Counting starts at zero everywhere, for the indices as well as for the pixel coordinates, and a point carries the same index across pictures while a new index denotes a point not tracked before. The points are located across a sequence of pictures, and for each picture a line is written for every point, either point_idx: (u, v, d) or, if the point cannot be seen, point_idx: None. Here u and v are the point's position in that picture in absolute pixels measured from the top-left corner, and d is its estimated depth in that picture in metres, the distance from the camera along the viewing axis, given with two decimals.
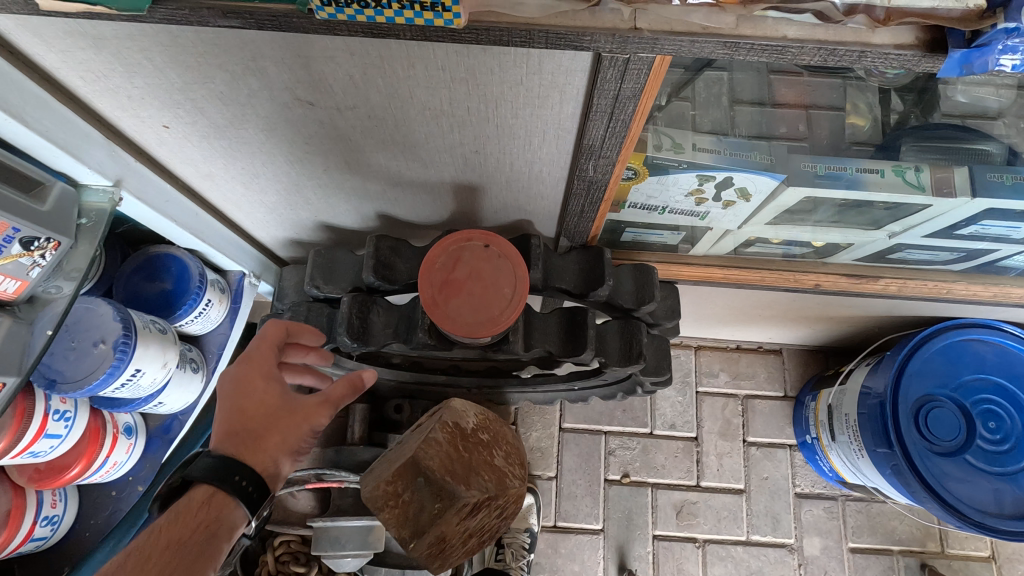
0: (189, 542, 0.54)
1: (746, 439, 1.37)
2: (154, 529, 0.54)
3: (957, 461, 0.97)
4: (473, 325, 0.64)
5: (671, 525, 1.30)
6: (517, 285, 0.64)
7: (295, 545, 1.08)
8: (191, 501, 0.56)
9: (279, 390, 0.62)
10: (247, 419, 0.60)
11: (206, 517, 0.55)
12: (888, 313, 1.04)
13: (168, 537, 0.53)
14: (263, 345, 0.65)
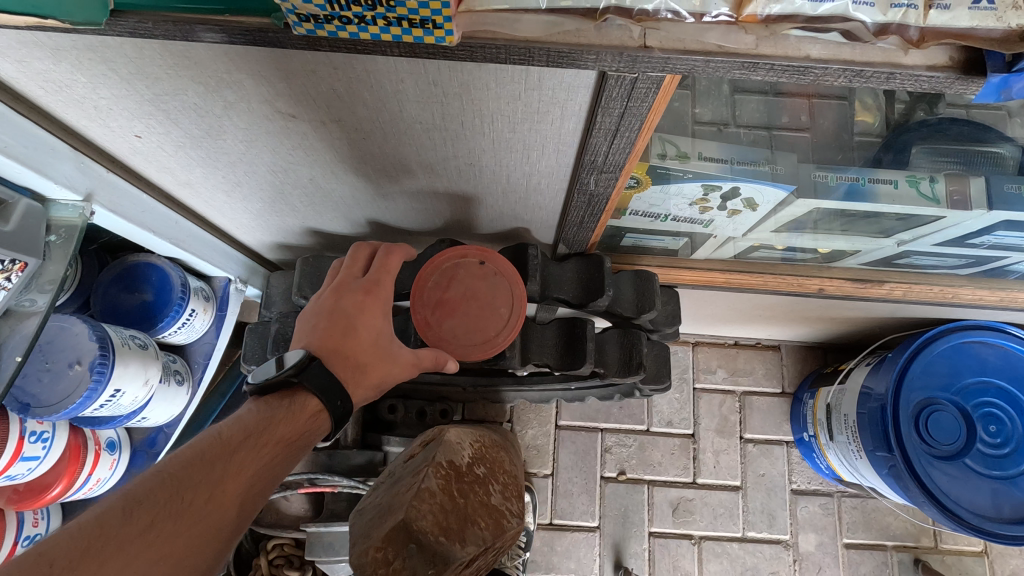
0: (299, 442, 0.54)
1: (743, 435, 1.36)
2: (271, 416, 0.54)
3: (957, 465, 0.97)
4: (469, 346, 0.66)
5: (667, 522, 1.30)
6: (514, 304, 0.66)
7: (288, 549, 1.07)
8: (306, 404, 0.56)
9: (388, 332, 0.63)
10: (361, 348, 0.60)
11: (314, 426, 0.56)
12: (890, 315, 1.02)
13: (283, 431, 0.53)
14: (384, 285, 0.64)
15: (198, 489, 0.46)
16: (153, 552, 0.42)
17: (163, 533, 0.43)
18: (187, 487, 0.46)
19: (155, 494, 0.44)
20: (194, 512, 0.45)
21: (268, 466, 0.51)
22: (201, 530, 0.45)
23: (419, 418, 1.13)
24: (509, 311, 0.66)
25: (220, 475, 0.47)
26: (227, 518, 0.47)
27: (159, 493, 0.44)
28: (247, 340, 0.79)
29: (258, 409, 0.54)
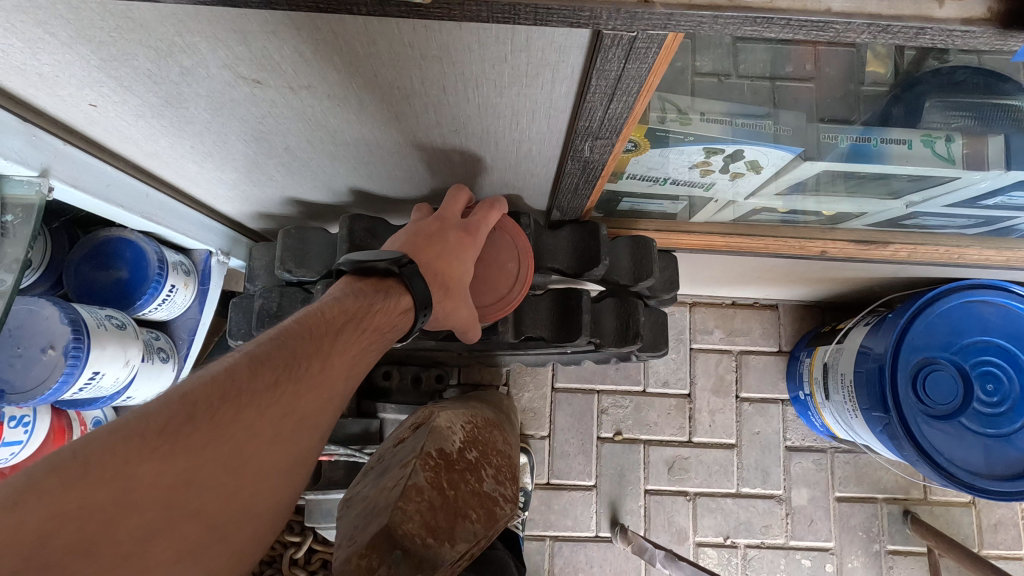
0: (387, 334, 0.56)
1: (739, 394, 1.36)
2: (367, 303, 0.54)
3: (952, 423, 0.97)
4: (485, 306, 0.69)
5: (662, 480, 1.32)
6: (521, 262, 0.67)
7: (289, 515, 1.07)
8: (397, 301, 0.57)
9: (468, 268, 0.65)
10: (446, 278, 0.63)
11: (404, 322, 0.58)
12: (893, 275, 1.00)
13: (376, 323, 0.54)
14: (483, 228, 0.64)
15: (312, 361, 0.47)
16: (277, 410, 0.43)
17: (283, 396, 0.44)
18: (301, 356, 0.46)
19: (275, 357, 0.45)
20: (309, 381, 0.46)
21: (363, 353, 0.53)
22: (313, 397, 0.46)
23: (414, 385, 1.12)
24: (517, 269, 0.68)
25: (329, 351, 0.48)
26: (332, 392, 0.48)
27: (278, 356, 0.45)
28: (231, 315, 0.76)
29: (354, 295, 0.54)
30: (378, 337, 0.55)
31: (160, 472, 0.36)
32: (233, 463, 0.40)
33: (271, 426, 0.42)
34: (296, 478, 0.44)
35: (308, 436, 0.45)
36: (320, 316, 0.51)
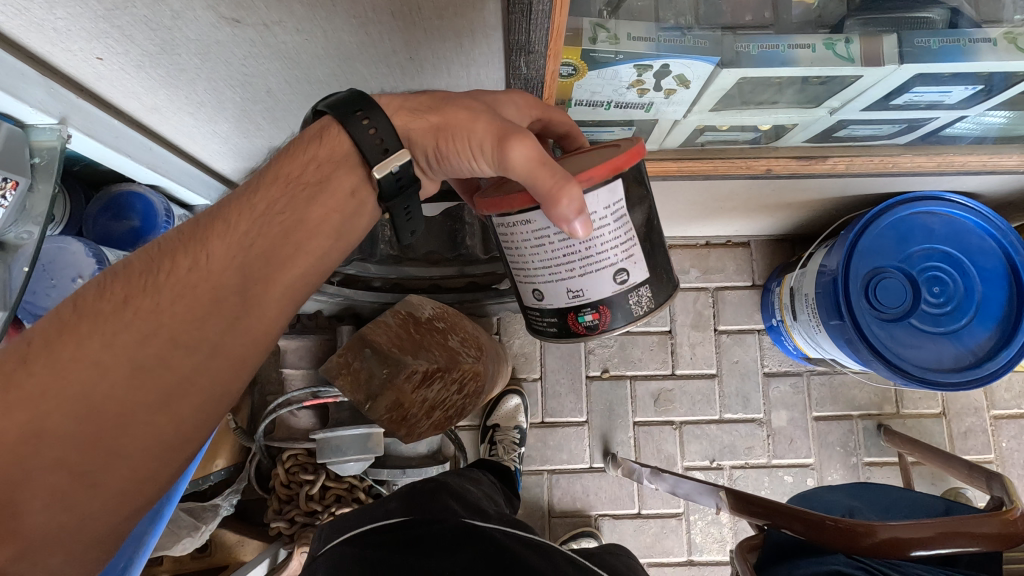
0: (333, 172, 0.53)
1: (717, 328, 1.45)
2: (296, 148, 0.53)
3: (904, 325, 1.05)
4: (584, 168, 0.56)
5: (649, 411, 1.41)
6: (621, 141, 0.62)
7: (302, 458, 1.17)
8: (333, 132, 0.53)
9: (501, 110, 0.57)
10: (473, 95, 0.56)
11: (343, 147, 0.54)
12: (842, 194, 1.08)
13: (311, 165, 0.53)
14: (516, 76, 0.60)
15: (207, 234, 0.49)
16: (178, 291, 0.48)
17: (186, 277, 0.49)
18: (232, 220, 0.51)
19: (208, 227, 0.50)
20: (211, 257, 0.49)
21: (303, 205, 0.52)
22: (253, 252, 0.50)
23: None
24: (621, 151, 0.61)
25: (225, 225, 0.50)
26: (244, 260, 0.50)
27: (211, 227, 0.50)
28: None
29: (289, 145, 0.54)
30: (318, 182, 0.53)
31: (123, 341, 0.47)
32: (148, 350, 0.47)
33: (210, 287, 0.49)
34: (250, 331, 0.51)
35: (241, 294, 0.50)
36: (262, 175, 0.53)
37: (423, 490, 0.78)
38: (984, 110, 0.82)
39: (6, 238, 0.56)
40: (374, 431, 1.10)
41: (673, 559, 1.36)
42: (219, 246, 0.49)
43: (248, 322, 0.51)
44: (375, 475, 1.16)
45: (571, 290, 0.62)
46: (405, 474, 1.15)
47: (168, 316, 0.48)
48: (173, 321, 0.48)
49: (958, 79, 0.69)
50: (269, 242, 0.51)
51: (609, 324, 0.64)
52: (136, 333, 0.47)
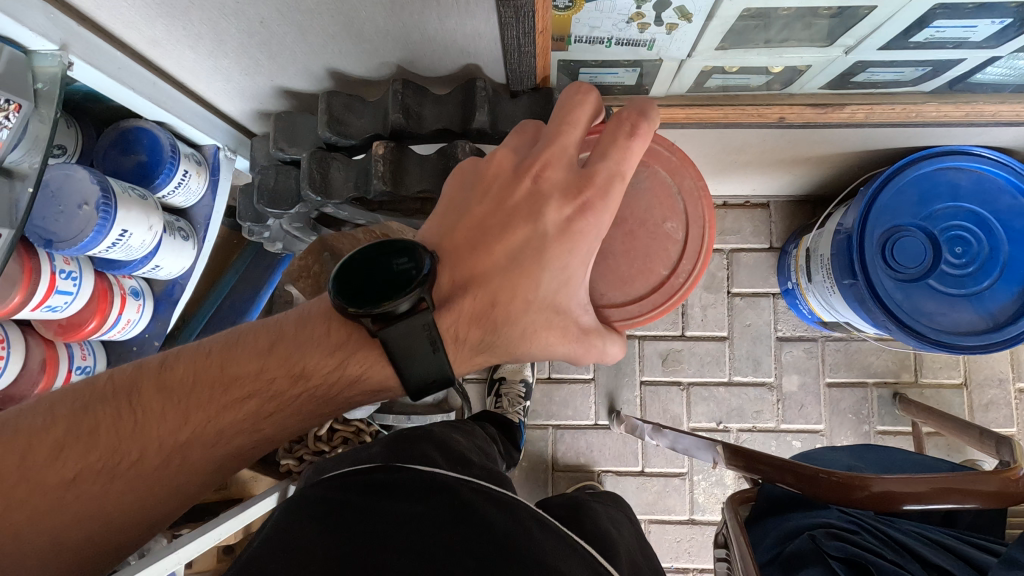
0: (331, 404, 0.64)
1: (731, 290, 1.42)
2: (298, 355, 0.62)
3: (922, 287, 1.01)
4: (642, 303, 0.67)
5: (657, 371, 1.41)
6: (692, 220, 0.67)
7: None
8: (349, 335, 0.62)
9: (569, 274, 0.63)
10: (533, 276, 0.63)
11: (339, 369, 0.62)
12: (864, 148, 1.03)
13: (317, 403, 0.63)
14: (589, 231, 0.61)
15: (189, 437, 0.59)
16: (146, 479, 0.59)
17: (163, 467, 0.59)
18: (211, 414, 0.60)
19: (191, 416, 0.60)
20: (194, 461, 0.60)
21: (284, 430, 0.64)
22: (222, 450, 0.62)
23: None
24: (686, 230, 0.68)
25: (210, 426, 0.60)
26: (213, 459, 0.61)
27: (191, 417, 0.60)
28: (239, 200, 0.88)
29: (305, 346, 0.62)
30: (314, 416, 0.65)
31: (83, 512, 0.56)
32: (102, 522, 0.58)
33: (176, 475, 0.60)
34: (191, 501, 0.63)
35: (197, 479, 0.61)
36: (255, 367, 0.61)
37: (414, 439, 0.79)
38: (1017, 51, 0.76)
39: (18, 167, 0.59)
40: None
41: (675, 517, 1.37)
42: (203, 455, 0.61)
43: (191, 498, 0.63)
44: (380, 420, 1.21)
45: None
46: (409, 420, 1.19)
47: (147, 496, 0.59)
48: (138, 502, 0.59)
49: (985, 10, 0.65)
50: (235, 456, 0.63)
51: None
52: (97, 507, 0.57)
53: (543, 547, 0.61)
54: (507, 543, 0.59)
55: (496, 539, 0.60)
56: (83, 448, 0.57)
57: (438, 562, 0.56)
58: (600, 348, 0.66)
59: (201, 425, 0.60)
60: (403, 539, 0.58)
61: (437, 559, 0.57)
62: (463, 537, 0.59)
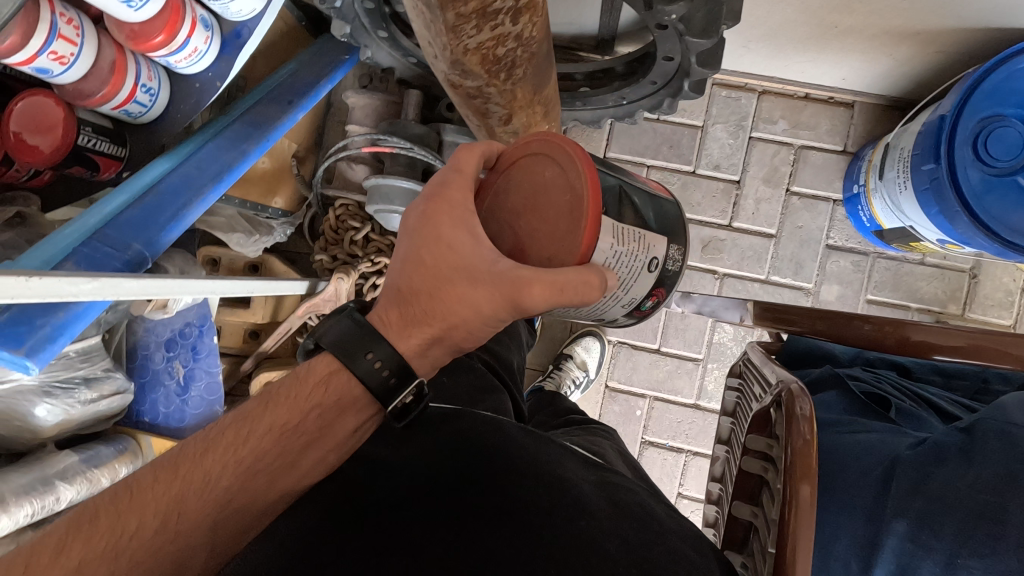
0: (328, 433, 0.56)
1: (790, 188, 1.36)
2: (284, 390, 0.56)
3: (1007, 184, 0.94)
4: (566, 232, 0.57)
5: (694, 256, 1.38)
6: (556, 151, 0.60)
7: (352, 208, 1.24)
8: (327, 363, 0.57)
9: (456, 250, 0.57)
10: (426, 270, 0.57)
11: (327, 385, 0.56)
12: (985, 22, 0.94)
13: (300, 417, 0.55)
14: (450, 203, 0.59)
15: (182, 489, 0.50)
16: (141, 555, 0.48)
17: (159, 534, 0.49)
18: (203, 465, 0.51)
19: (182, 470, 0.51)
20: (192, 515, 0.50)
21: (279, 460, 0.54)
22: (230, 499, 0.51)
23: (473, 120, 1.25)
24: (561, 162, 0.59)
25: (204, 469, 0.51)
26: (215, 517, 0.50)
27: (183, 471, 0.51)
28: None
29: (284, 383, 0.56)
30: (307, 435, 0.55)
31: None
32: None
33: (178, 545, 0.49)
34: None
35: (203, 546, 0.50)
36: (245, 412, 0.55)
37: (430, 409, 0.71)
38: None
39: None
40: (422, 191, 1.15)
41: (680, 399, 1.39)
42: (200, 505, 0.50)
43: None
44: None
45: (625, 301, 0.68)
46: None
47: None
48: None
49: None
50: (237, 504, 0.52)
51: (664, 295, 0.73)
52: None
53: (541, 449, 0.59)
54: (502, 448, 0.57)
55: (488, 443, 0.57)
56: (68, 540, 0.47)
57: (438, 489, 0.52)
58: (551, 287, 0.53)
59: (192, 478, 0.51)
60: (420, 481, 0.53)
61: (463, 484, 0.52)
62: (457, 454, 0.56)
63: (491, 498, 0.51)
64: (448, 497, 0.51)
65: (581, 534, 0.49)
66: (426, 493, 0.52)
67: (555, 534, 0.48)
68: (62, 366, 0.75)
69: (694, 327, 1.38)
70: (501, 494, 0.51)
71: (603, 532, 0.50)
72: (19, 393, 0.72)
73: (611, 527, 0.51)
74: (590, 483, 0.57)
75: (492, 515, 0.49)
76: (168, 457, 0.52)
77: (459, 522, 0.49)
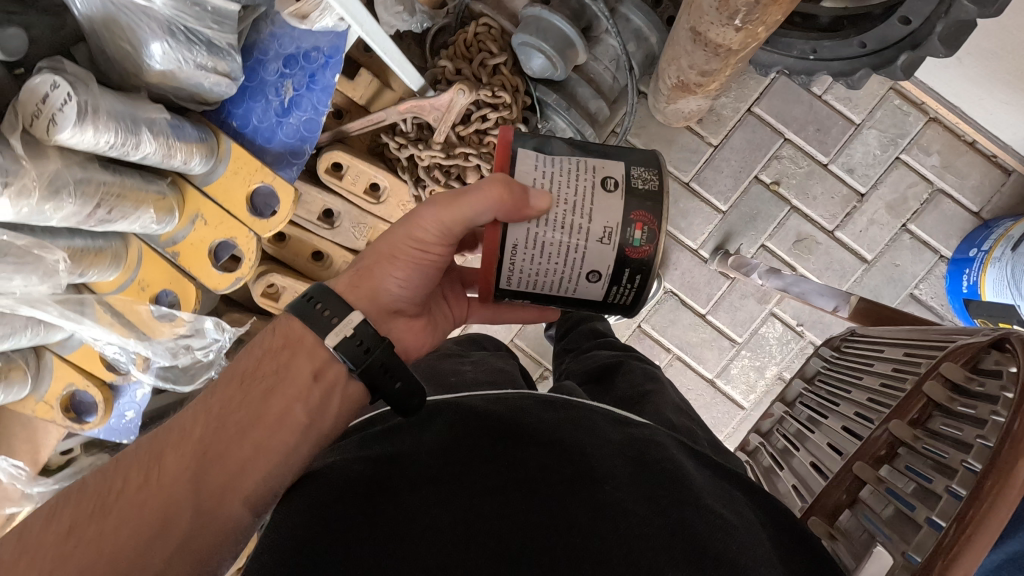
0: (287, 383, 0.64)
1: (906, 224, 1.30)
2: (249, 361, 0.66)
3: None
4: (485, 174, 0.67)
5: (783, 245, 1.33)
6: None
7: (494, 33, 1.15)
8: (283, 329, 0.66)
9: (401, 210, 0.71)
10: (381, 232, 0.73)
11: (287, 347, 0.66)
12: None
13: (258, 368, 0.65)
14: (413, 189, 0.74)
15: (163, 448, 0.59)
16: (132, 508, 0.56)
17: (142, 489, 0.58)
18: (182, 431, 0.61)
19: (165, 442, 0.61)
20: (170, 470, 0.58)
21: (246, 411, 0.62)
22: (205, 449, 0.60)
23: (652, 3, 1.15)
24: None
25: (183, 433, 0.61)
26: (196, 468, 0.59)
27: (165, 442, 0.61)
28: None
29: (248, 355, 0.66)
30: (267, 385, 0.64)
31: (79, 564, 0.54)
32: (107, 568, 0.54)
33: (165, 498, 0.57)
34: (206, 530, 0.58)
35: (188, 498, 0.58)
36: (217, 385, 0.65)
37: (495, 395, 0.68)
38: None
39: None
40: (575, 46, 1.08)
41: (700, 369, 1.37)
42: (176, 462, 0.59)
43: (202, 528, 0.58)
44: (541, 95, 1.16)
45: (602, 240, 0.62)
46: (565, 111, 1.15)
47: (141, 531, 0.56)
48: (135, 532, 0.56)
49: None
50: (219, 456, 0.60)
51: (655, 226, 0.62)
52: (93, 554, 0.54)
53: (556, 420, 0.63)
54: (519, 427, 0.61)
55: (513, 437, 0.60)
56: (67, 507, 0.57)
57: (463, 472, 0.57)
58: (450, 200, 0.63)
59: (172, 444, 0.61)
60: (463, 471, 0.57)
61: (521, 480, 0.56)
62: (474, 443, 0.60)
63: (511, 481, 0.56)
64: (490, 483, 0.56)
65: (608, 504, 0.53)
66: (453, 495, 0.54)
67: (576, 506, 0.53)
68: (193, 10, 0.68)
69: (747, 311, 1.34)
70: (536, 481, 0.55)
71: (625, 497, 0.54)
72: (143, 14, 0.66)
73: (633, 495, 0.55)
74: (622, 455, 0.60)
75: (516, 491, 0.55)
76: (153, 434, 0.62)
77: (494, 517, 0.52)
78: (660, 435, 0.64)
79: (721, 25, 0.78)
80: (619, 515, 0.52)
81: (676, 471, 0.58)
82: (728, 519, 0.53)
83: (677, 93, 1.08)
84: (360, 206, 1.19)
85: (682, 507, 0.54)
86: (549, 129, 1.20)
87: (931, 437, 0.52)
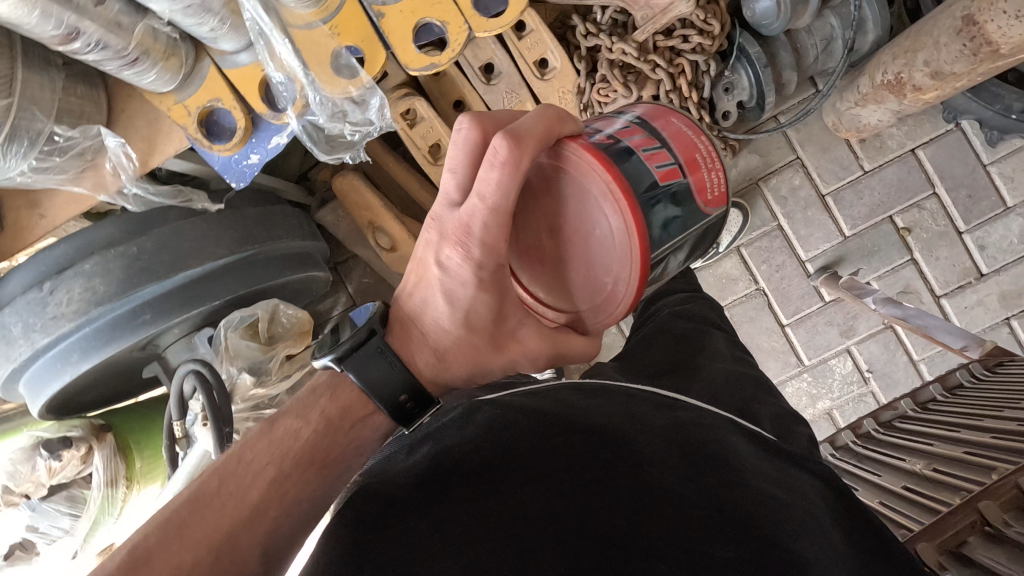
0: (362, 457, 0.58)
1: (1009, 317, 1.30)
2: (324, 430, 0.57)
3: None
4: (591, 296, 0.59)
5: (887, 291, 1.32)
6: (609, 211, 0.56)
7: None
8: (363, 396, 0.57)
9: (478, 317, 0.56)
10: (438, 328, 0.57)
11: (363, 424, 0.57)
12: None
13: (334, 437, 0.57)
14: (477, 273, 0.54)
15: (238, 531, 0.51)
16: None
17: None
18: (252, 508, 0.53)
19: (231, 520, 0.52)
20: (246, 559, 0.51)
21: (321, 486, 0.56)
22: (281, 532, 0.53)
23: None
24: (614, 229, 0.56)
25: (253, 514, 0.52)
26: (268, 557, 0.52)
27: (233, 519, 0.52)
28: None
29: (316, 417, 0.57)
30: (342, 458, 0.57)
31: None
32: None
33: None
34: None
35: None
36: (282, 450, 0.56)
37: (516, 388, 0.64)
38: None
39: None
40: (807, 6, 1.05)
41: None
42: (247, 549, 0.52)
43: None
44: (745, 43, 1.12)
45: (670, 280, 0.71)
46: (759, 67, 1.12)
47: None
48: None
49: None
50: (319, 469, 0.56)
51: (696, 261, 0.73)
52: None
53: (602, 411, 0.57)
54: (570, 414, 0.55)
55: (555, 421, 0.54)
56: None
57: (529, 460, 0.50)
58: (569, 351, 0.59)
59: (240, 524, 0.52)
60: (525, 467, 0.49)
61: (581, 460, 0.50)
62: (524, 431, 0.52)
63: (566, 472, 0.49)
64: (566, 480, 0.48)
65: (665, 490, 0.49)
66: (497, 491, 0.47)
67: (646, 489, 0.49)
68: None
69: (826, 338, 1.34)
70: (600, 471, 0.49)
71: (682, 485, 0.50)
72: None
73: (681, 479, 0.51)
74: (662, 434, 0.56)
75: (591, 491, 0.48)
76: (208, 506, 0.53)
77: (538, 516, 0.46)
78: (707, 418, 0.61)
79: (1013, 17, 0.80)
80: (682, 504, 0.48)
81: (724, 457, 0.54)
82: (810, 522, 0.51)
83: (881, 93, 1.06)
84: (523, 76, 1.14)
85: (735, 489, 0.51)
86: (730, 81, 1.16)
87: (958, 567, 0.49)
